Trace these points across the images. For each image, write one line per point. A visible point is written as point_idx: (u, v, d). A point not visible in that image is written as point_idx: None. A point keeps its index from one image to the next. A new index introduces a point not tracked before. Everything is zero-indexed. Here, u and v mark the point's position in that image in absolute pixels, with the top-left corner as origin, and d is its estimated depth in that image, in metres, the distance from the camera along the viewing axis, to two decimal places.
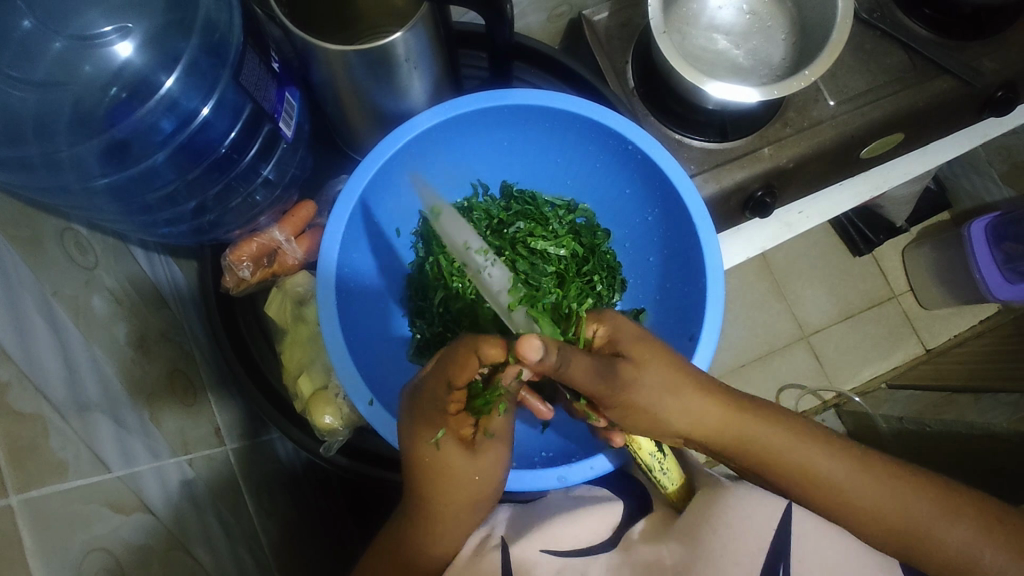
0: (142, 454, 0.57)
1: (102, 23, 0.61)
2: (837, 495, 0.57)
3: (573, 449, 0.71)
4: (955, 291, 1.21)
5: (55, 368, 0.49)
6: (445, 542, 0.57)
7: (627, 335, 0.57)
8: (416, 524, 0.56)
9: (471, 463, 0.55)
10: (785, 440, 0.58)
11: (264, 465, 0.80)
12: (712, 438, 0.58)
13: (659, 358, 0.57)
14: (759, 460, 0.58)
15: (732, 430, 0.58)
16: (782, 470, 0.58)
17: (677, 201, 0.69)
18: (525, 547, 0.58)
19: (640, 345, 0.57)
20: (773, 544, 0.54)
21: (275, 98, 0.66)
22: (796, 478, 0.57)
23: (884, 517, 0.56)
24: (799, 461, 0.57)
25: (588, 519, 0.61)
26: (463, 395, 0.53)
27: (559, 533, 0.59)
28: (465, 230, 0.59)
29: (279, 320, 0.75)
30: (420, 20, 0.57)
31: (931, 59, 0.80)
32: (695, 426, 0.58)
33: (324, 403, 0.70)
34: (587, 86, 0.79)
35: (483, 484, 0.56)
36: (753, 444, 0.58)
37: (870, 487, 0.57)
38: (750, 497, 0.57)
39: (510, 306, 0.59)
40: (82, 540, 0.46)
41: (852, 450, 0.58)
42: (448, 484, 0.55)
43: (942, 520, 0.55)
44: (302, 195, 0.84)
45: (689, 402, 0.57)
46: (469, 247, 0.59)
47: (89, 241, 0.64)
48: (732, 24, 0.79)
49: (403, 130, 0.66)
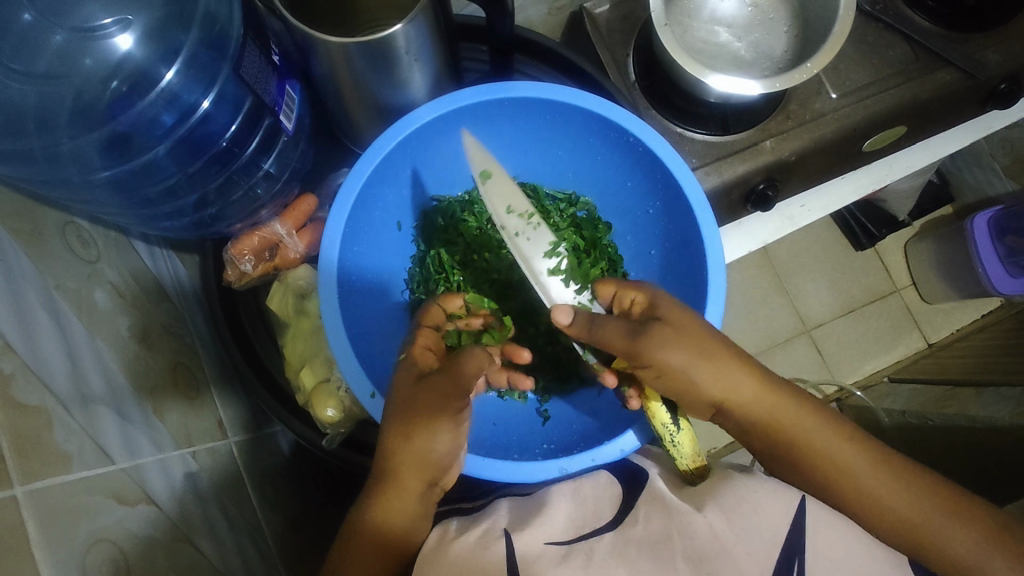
0: (145, 447, 0.57)
1: (102, 15, 0.61)
2: (856, 487, 0.57)
3: (573, 442, 0.71)
4: (957, 285, 1.21)
5: (58, 361, 0.49)
6: (397, 498, 0.57)
7: (665, 300, 0.57)
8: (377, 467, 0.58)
9: (413, 403, 0.55)
10: (817, 427, 0.59)
11: (265, 458, 0.80)
12: (747, 409, 0.58)
13: (698, 328, 0.56)
14: (782, 443, 0.59)
15: (769, 404, 0.58)
16: (806, 455, 0.58)
17: (678, 193, 0.69)
18: (529, 538, 0.55)
19: (679, 313, 0.56)
20: (788, 538, 0.52)
21: (275, 91, 0.65)
22: (819, 465, 0.58)
23: (899, 510, 0.56)
24: (825, 446, 0.58)
25: (592, 507, 0.60)
26: (435, 338, 0.62)
27: (562, 523, 0.57)
28: (510, 195, 0.65)
29: (281, 313, 0.75)
30: (420, 11, 0.57)
31: (935, 51, 0.79)
32: (730, 395, 0.57)
33: (326, 396, 0.70)
34: (588, 77, 0.79)
35: (429, 436, 0.55)
36: (785, 422, 0.59)
37: (889, 481, 0.57)
38: (759, 493, 0.55)
39: (544, 272, 0.64)
40: (86, 531, 0.46)
41: (867, 441, 0.59)
42: (400, 424, 0.56)
43: (956, 520, 0.55)
44: (303, 188, 0.84)
45: (724, 368, 0.56)
46: (509, 211, 0.65)
47: (92, 235, 0.64)
48: (735, 16, 0.79)
49: (402, 123, 0.66)
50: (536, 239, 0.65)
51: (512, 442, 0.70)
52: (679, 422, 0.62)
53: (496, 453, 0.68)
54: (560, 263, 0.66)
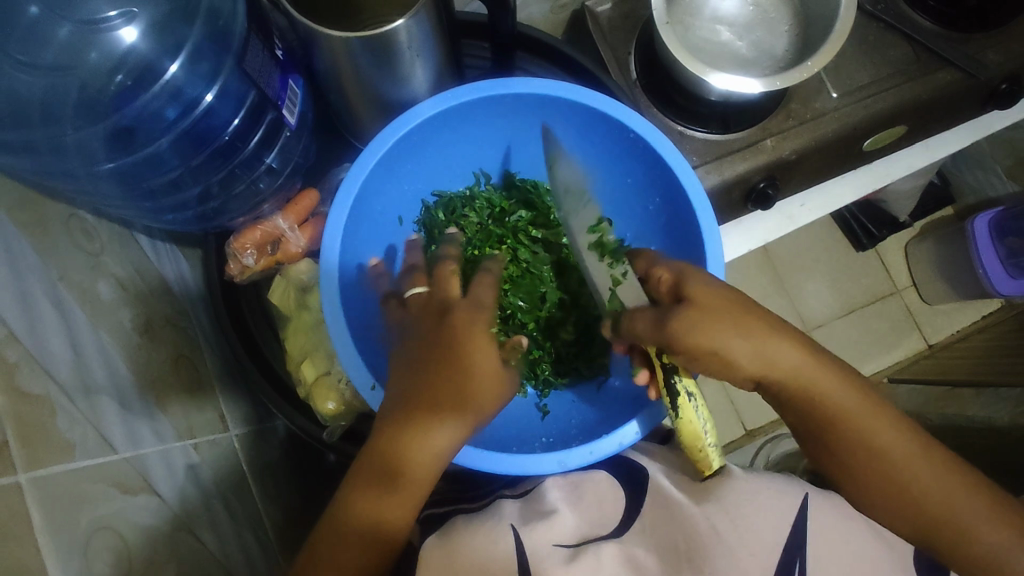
0: (147, 438, 0.57)
1: (107, 8, 0.61)
2: (900, 483, 0.54)
3: (571, 435, 0.72)
4: (957, 286, 1.22)
5: (61, 351, 0.49)
6: (399, 505, 0.55)
7: (692, 277, 0.57)
8: (369, 477, 0.55)
9: (433, 406, 0.55)
10: (872, 418, 0.55)
11: (265, 452, 0.81)
12: (786, 384, 0.55)
13: (728, 302, 0.55)
14: (830, 434, 0.56)
15: (807, 381, 0.55)
16: (853, 446, 0.55)
17: (678, 190, 0.69)
18: (537, 537, 0.55)
19: (710, 292, 0.56)
20: (787, 539, 0.54)
21: (278, 85, 0.65)
22: (865, 457, 0.55)
23: (940, 509, 0.54)
24: (876, 438, 0.55)
25: (598, 509, 0.60)
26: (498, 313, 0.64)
27: (570, 521, 0.58)
28: (570, 172, 0.71)
29: (281, 306, 0.76)
30: (423, 7, 0.57)
31: (935, 51, 0.80)
32: (767, 370, 0.55)
33: (327, 390, 0.71)
34: (589, 75, 0.79)
35: (447, 439, 0.55)
36: (839, 412, 0.55)
37: (936, 479, 0.54)
38: (760, 495, 0.56)
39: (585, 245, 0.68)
40: (88, 519, 0.46)
41: (913, 433, 0.56)
42: (413, 426, 0.55)
43: (997, 523, 0.53)
44: (305, 183, 0.84)
45: (762, 344, 0.55)
46: (564, 185, 0.71)
47: (95, 227, 0.65)
48: (736, 15, 0.79)
49: (403, 119, 0.67)
50: (585, 211, 0.70)
51: (511, 434, 0.70)
52: (680, 404, 0.57)
53: (497, 445, 0.68)
54: (602, 238, 0.69)
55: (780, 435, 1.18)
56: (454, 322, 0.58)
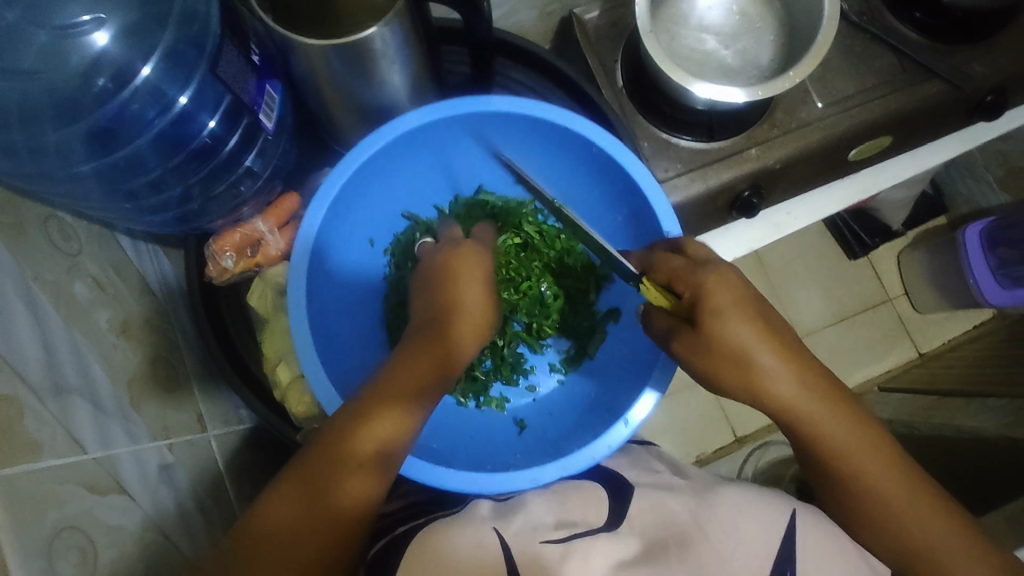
0: (120, 438, 0.58)
1: (80, 13, 0.61)
2: (874, 498, 0.57)
3: (546, 447, 0.73)
4: (949, 295, 1.21)
5: (34, 354, 0.50)
6: (361, 484, 0.51)
7: (712, 288, 0.56)
8: (342, 456, 0.51)
9: (412, 379, 0.54)
10: (859, 440, 0.58)
11: (242, 452, 0.81)
12: (779, 399, 0.57)
13: (747, 310, 0.56)
14: (819, 451, 0.58)
15: (799, 402, 0.57)
16: (837, 464, 0.58)
17: (647, 208, 0.70)
18: (518, 535, 0.54)
19: (727, 292, 0.56)
20: (780, 552, 0.52)
21: (255, 90, 0.67)
22: (845, 474, 0.58)
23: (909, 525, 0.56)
24: (858, 459, 0.57)
25: (586, 513, 0.58)
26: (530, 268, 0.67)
27: (549, 518, 0.57)
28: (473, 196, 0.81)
29: (260, 309, 0.77)
30: (396, 14, 0.58)
31: (919, 61, 0.80)
32: (771, 381, 0.56)
33: (302, 394, 0.72)
34: (572, 84, 0.80)
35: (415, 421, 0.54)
36: (826, 430, 0.57)
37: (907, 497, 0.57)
38: (728, 504, 0.56)
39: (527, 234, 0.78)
40: (54, 519, 0.47)
41: (888, 449, 0.58)
42: (386, 398, 0.53)
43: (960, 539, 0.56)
44: (285, 186, 0.85)
45: (762, 353, 0.56)
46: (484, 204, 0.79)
47: (74, 228, 0.65)
48: (720, 24, 0.80)
49: (380, 134, 0.67)
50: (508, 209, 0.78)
51: (487, 452, 0.72)
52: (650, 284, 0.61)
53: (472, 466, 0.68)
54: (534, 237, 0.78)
55: (768, 442, 1.18)
56: (423, 296, 0.59)
